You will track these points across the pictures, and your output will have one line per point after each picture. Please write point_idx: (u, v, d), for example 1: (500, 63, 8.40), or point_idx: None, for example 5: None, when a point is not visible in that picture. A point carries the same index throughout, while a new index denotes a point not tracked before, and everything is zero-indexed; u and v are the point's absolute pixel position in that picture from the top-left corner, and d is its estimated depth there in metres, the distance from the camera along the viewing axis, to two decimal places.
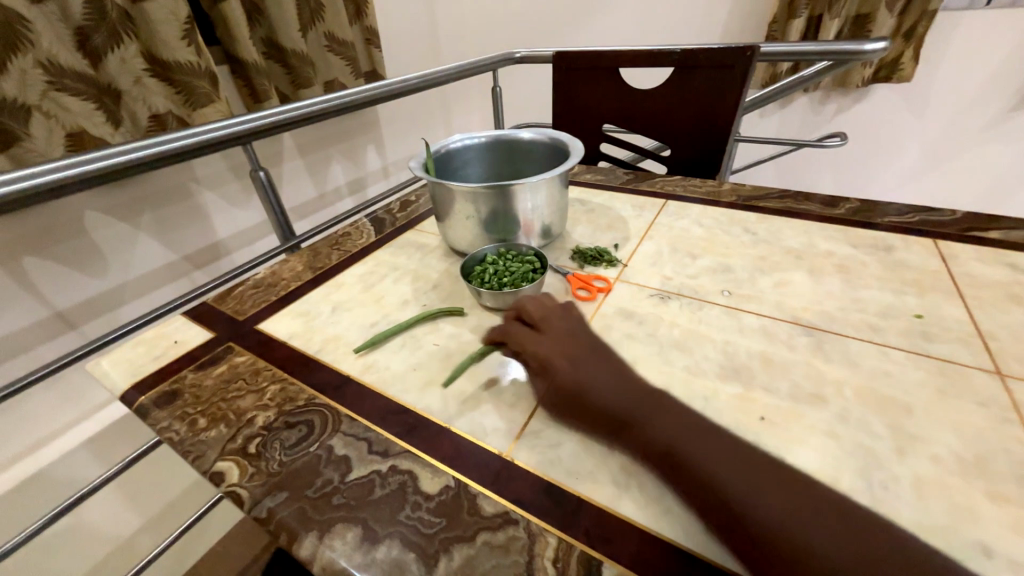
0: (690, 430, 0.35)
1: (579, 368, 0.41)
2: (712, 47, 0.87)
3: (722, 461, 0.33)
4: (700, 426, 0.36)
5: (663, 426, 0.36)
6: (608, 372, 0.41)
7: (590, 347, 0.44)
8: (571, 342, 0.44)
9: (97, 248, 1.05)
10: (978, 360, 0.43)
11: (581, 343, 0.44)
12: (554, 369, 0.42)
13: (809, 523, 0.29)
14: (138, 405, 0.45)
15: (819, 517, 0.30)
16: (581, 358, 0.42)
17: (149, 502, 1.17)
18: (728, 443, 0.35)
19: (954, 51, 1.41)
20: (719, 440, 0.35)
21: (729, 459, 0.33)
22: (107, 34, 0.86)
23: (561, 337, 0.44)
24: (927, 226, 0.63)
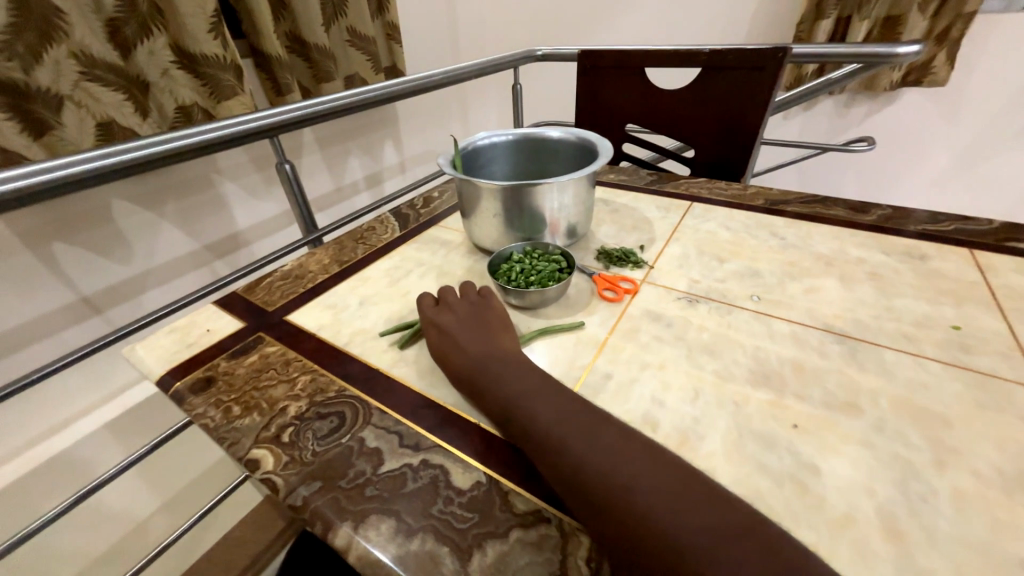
0: (557, 402, 0.36)
1: (462, 336, 0.45)
2: (742, 47, 0.85)
3: (582, 429, 0.34)
4: (572, 400, 0.37)
5: (535, 399, 0.37)
6: (492, 339, 0.44)
7: (483, 319, 0.47)
8: (464, 314, 0.47)
9: (123, 235, 1.07)
10: (1019, 374, 0.42)
11: (474, 314, 0.47)
12: (438, 338, 0.46)
13: (658, 487, 0.29)
14: (174, 390, 0.47)
15: (669, 480, 0.30)
16: (470, 328, 0.46)
17: (167, 485, 1.20)
18: (589, 414, 0.35)
19: (988, 53, 1.37)
20: (580, 411, 0.35)
21: (585, 427, 0.34)
22: (138, 27, 0.87)
23: (458, 311, 0.48)
24: (962, 235, 0.62)
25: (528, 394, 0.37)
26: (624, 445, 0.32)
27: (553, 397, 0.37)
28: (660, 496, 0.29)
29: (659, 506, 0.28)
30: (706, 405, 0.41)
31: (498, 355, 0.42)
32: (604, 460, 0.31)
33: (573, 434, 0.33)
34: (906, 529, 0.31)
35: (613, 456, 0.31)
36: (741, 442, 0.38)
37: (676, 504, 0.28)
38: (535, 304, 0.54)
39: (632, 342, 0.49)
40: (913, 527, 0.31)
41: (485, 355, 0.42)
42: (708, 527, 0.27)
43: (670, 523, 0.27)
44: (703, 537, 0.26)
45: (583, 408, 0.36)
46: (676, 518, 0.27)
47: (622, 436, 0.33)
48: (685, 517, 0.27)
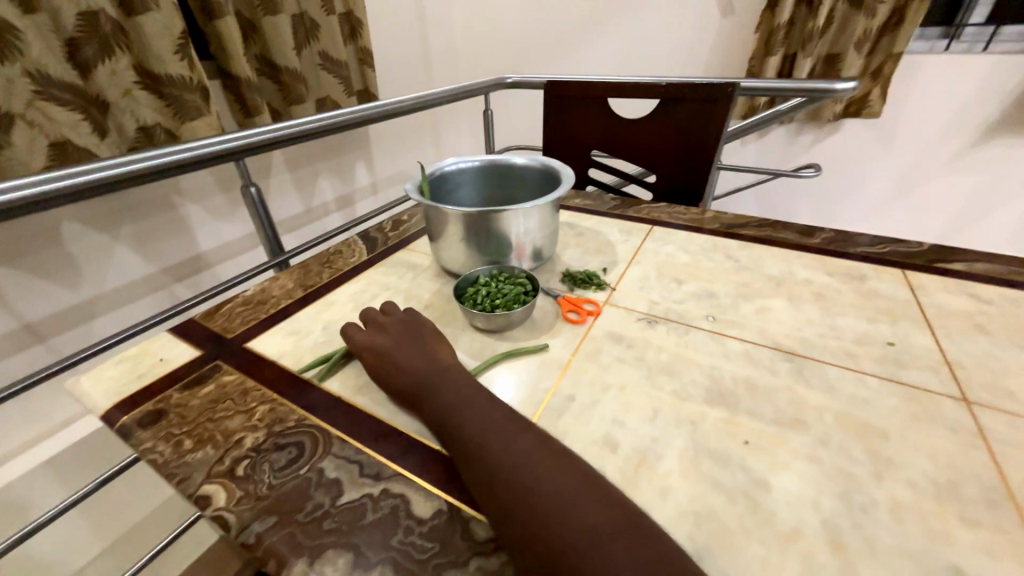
0: (482, 412, 0.38)
1: (393, 350, 0.47)
2: (697, 82, 0.92)
3: (500, 438, 0.35)
4: (498, 409, 0.39)
5: (461, 411, 0.38)
6: (423, 352, 0.46)
7: (416, 333, 0.49)
8: (397, 330, 0.49)
9: (73, 259, 1.02)
10: (946, 387, 0.46)
11: (406, 329, 0.49)
12: (370, 354, 0.47)
13: (561, 491, 0.31)
14: (121, 425, 0.44)
15: (574, 484, 0.31)
16: (403, 342, 0.48)
17: (112, 526, 1.12)
18: (513, 423, 0.37)
19: (916, 90, 1.50)
20: (503, 420, 0.37)
21: (504, 434, 0.36)
22: (99, 46, 0.85)
23: (391, 326, 0.50)
24: (895, 257, 0.67)
25: (455, 406, 0.39)
26: (536, 449, 0.34)
27: (475, 405, 0.39)
28: (561, 495, 0.30)
29: (559, 508, 0.30)
30: (665, 424, 0.43)
31: (427, 368, 0.44)
32: (515, 464, 0.33)
33: (491, 440, 0.35)
34: (849, 540, 0.33)
35: (525, 460, 0.33)
36: (698, 460, 0.39)
37: (576, 506, 0.30)
38: (500, 327, 0.55)
39: (595, 364, 0.50)
40: (854, 538, 0.33)
41: (415, 368, 0.44)
42: (601, 529, 0.28)
43: (568, 525, 0.29)
44: (594, 538, 0.28)
45: (507, 416, 0.38)
46: (573, 515, 0.29)
47: (538, 443, 0.35)
48: (582, 518, 0.29)
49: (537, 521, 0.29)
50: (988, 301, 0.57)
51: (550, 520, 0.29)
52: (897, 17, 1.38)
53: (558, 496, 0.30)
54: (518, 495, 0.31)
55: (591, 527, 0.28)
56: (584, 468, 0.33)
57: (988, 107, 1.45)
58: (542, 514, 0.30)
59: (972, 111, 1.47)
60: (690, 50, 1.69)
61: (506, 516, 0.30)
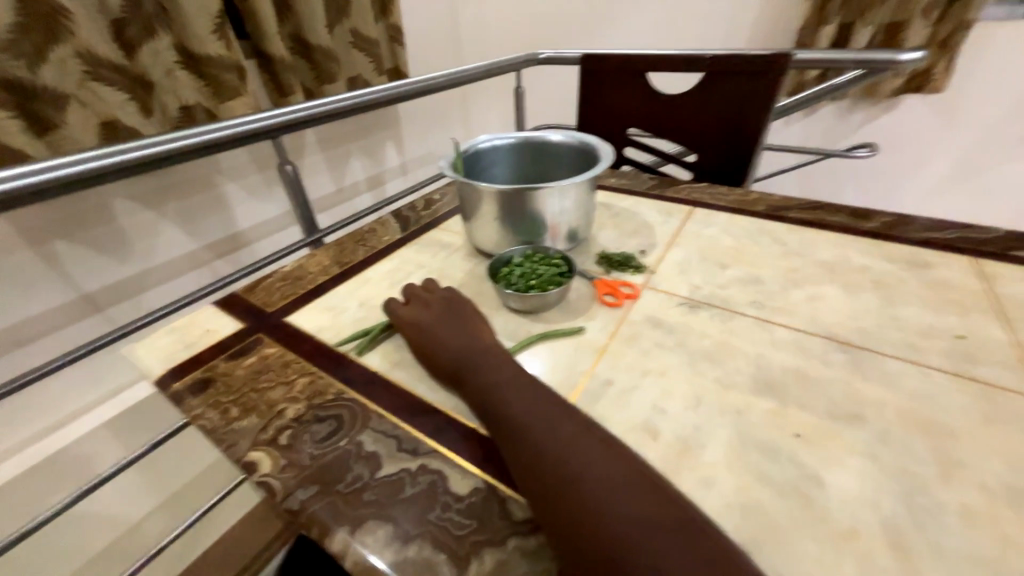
0: (524, 394, 0.38)
1: (434, 328, 0.47)
2: (746, 54, 0.86)
3: (543, 421, 0.35)
4: (541, 391, 0.38)
5: (503, 392, 0.38)
6: (464, 330, 0.46)
7: (457, 312, 0.49)
8: (439, 308, 0.50)
9: (124, 234, 1.07)
10: (1022, 385, 0.42)
11: (447, 308, 0.49)
12: (412, 331, 0.48)
13: (605, 477, 0.30)
14: (172, 392, 0.46)
15: (619, 471, 0.30)
16: (444, 321, 0.48)
17: (163, 485, 1.20)
18: (555, 406, 0.36)
19: (990, 61, 1.37)
20: (546, 403, 0.37)
21: (547, 417, 0.35)
22: (142, 27, 0.88)
23: (433, 304, 0.50)
24: (965, 243, 0.62)
25: (497, 386, 0.39)
26: (580, 434, 0.33)
27: (517, 386, 0.39)
28: (606, 483, 0.30)
29: (603, 494, 0.29)
30: (708, 413, 0.41)
31: (468, 347, 0.44)
32: (559, 447, 0.32)
33: (533, 422, 0.35)
34: (910, 542, 0.31)
35: (569, 444, 0.33)
36: (743, 451, 0.38)
37: (621, 494, 0.29)
38: (535, 308, 0.54)
39: (633, 348, 0.49)
40: (917, 540, 0.31)
41: (456, 346, 0.44)
42: (647, 519, 0.27)
43: (613, 511, 0.28)
44: (640, 528, 0.27)
45: (549, 399, 0.37)
46: (619, 503, 0.28)
47: (581, 428, 0.34)
48: (627, 507, 0.28)
49: (579, 505, 0.29)
50: None
51: (593, 505, 0.28)
52: None
53: (604, 483, 0.30)
54: (561, 479, 0.30)
55: (636, 516, 0.28)
56: (628, 456, 0.32)
57: None
58: (585, 499, 0.29)
59: None
60: None
61: (548, 498, 0.30)
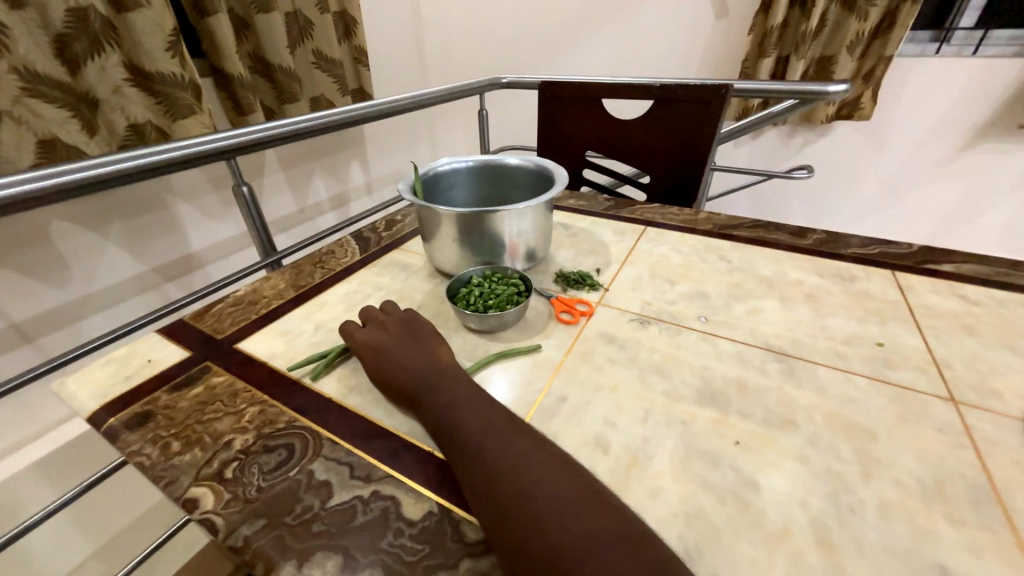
0: (481, 414, 0.38)
1: (392, 349, 0.47)
2: (690, 83, 0.92)
3: (499, 440, 0.35)
4: (498, 410, 0.39)
5: (459, 413, 0.38)
6: (422, 351, 0.46)
7: (416, 333, 0.48)
8: (396, 329, 0.49)
9: (62, 258, 1.01)
10: (934, 388, 0.46)
11: (405, 328, 0.49)
12: (369, 353, 0.47)
13: (557, 494, 0.31)
14: (108, 427, 0.44)
15: (571, 488, 0.31)
16: (402, 342, 0.47)
17: (100, 528, 1.10)
18: (511, 425, 0.37)
19: (907, 93, 1.52)
20: (502, 423, 0.37)
21: (503, 436, 0.36)
22: (89, 43, 0.84)
23: (390, 325, 0.50)
24: (885, 258, 0.68)
25: (455, 407, 0.39)
26: (534, 450, 0.34)
27: (473, 405, 0.39)
28: (558, 500, 0.30)
29: (554, 511, 0.30)
30: (656, 425, 0.43)
31: (425, 367, 0.44)
32: (514, 465, 0.33)
33: (489, 441, 0.35)
34: (837, 539, 0.33)
35: (523, 461, 0.33)
36: (688, 461, 0.39)
37: (572, 511, 0.29)
38: (493, 327, 0.55)
39: (587, 364, 0.50)
40: (843, 538, 0.33)
41: (414, 367, 0.44)
42: (596, 534, 0.28)
43: (564, 528, 0.29)
44: (588, 543, 0.28)
45: (505, 418, 0.38)
46: (570, 517, 0.29)
47: (536, 446, 0.35)
48: (577, 523, 0.29)
49: (532, 525, 0.29)
50: (976, 302, 0.58)
51: (546, 524, 0.29)
52: (888, 20, 1.39)
53: (556, 498, 0.30)
54: (515, 499, 0.31)
55: (587, 532, 0.28)
56: (582, 473, 0.33)
57: (976, 109, 1.46)
58: (538, 518, 0.29)
59: (961, 114, 1.49)
60: (684, 51, 1.70)
61: (503, 517, 0.30)
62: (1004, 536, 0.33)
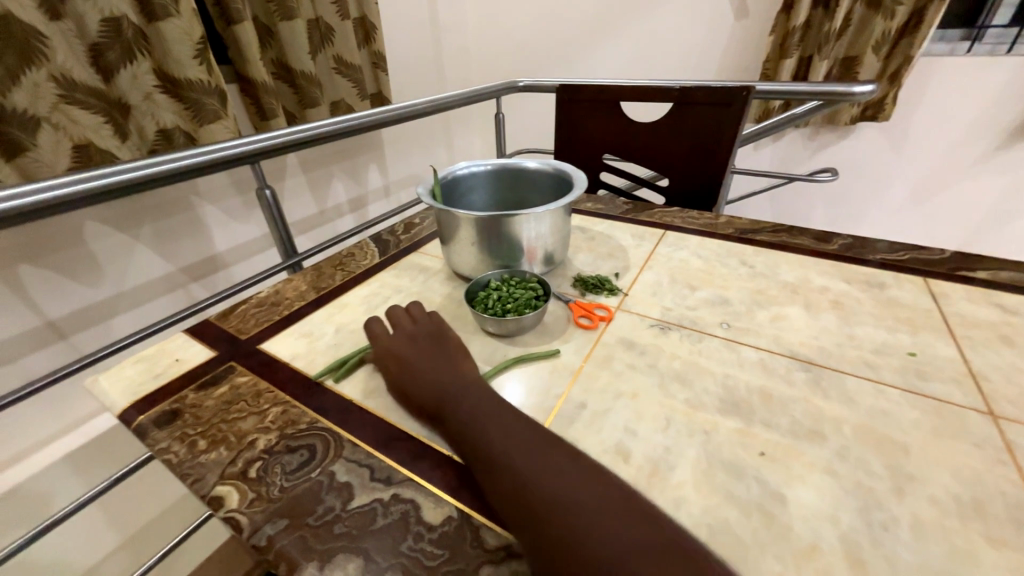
0: (511, 429, 0.37)
1: (416, 360, 0.46)
2: (711, 86, 0.91)
3: (532, 455, 0.35)
4: (527, 424, 0.38)
5: (490, 426, 0.38)
6: (445, 362, 0.46)
7: (440, 343, 0.48)
8: (420, 336, 0.49)
9: (95, 258, 1.05)
10: (970, 400, 0.44)
11: (426, 337, 0.49)
12: (393, 363, 0.47)
13: (596, 509, 0.30)
14: (137, 424, 0.45)
15: (609, 501, 0.31)
16: (427, 353, 0.47)
17: (129, 521, 1.14)
18: (543, 439, 0.36)
19: (935, 93, 1.47)
20: (533, 437, 0.36)
21: (536, 451, 0.35)
22: (121, 52, 0.88)
23: (411, 332, 0.50)
24: (916, 264, 0.65)
25: (484, 420, 0.38)
26: (563, 465, 0.34)
27: (499, 419, 0.38)
28: (598, 514, 0.30)
29: (596, 525, 0.29)
30: (677, 433, 0.42)
31: (447, 379, 0.43)
32: (539, 480, 0.33)
33: (516, 456, 0.35)
34: (869, 557, 0.32)
35: (548, 477, 0.33)
36: (711, 471, 0.39)
37: (612, 524, 0.29)
38: (511, 332, 0.55)
39: (606, 370, 0.50)
40: (875, 556, 0.32)
41: (438, 379, 0.44)
42: (638, 549, 0.28)
43: (608, 542, 0.28)
44: (635, 559, 0.27)
45: (536, 432, 0.37)
46: (595, 534, 0.29)
47: (569, 459, 0.34)
48: (618, 537, 0.28)
49: (574, 540, 0.29)
50: (1015, 311, 0.56)
51: (588, 539, 0.28)
52: (914, 20, 1.34)
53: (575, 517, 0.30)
54: (554, 514, 0.30)
55: (628, 546, 0.28)
56: (617, 485, 0.32)
57: (1011, 110, 1.41)
58: (576, 533, 0.29)
59: (994, 114, 1.43)
60: (704, 53, 1.68)
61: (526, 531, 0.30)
62: None
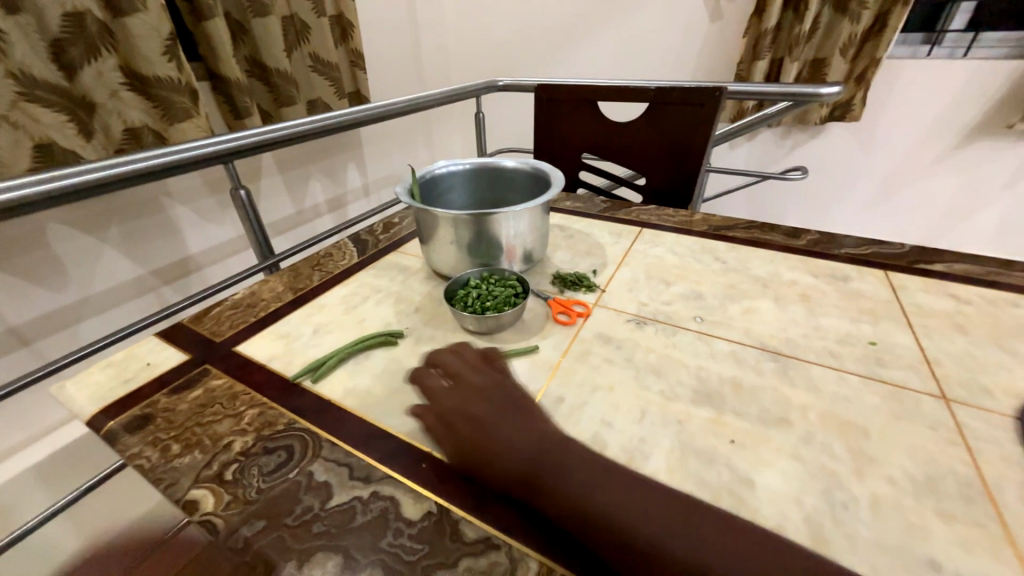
0: (619, 491, 0.34)
1: (479, 409, 0.41)
2: (685, 86, 0.93)
3: (655, 519, 0.32)
4: (628, 482, 0.35)
5: (598, 490, 0.34)
6: (516, 413, 0.41)
7: (504, 390, 0.43)
8: (474, 378, 0.44)
9: (60, 262, 1.01)
10: (926, 386, 0.47)
11: (482, 380, 0.44)
12: (455, 416, 0.41)
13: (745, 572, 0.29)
14: (107, 430, 0.44)
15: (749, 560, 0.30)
16: (496, 405, 0.41)
17: (100, 531, 1.11)
18: (653, 497, 0.34)
19: (897, 94, 1.53)
20: (644, 498, 0.34)
21: (657, 513, 0.33)
22: (85, 48, 0.85)
23: (464, 375, 0.45)
24: (878, 258, 0.68)
25: (587, 481, 0.35)
26: (689, 525, 0.32)
27: (593, 472, 0.35)
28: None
29: None
30: (651, 425, 0.43)
31: (528, 424, 0.39)
32: (674, 547, 0.30)
33: (637, 521, 0.32)
34: (831, 536, 0.34)
35: (678, 539, 0.31)
36: (684, 460, 0.40)
37: None
38: (490, 329, 0.55)
39: (584, 365, 0.51)
40: (837, 535, 0.34)
41: (519, 435, 0.38)
42: None
43: None
44: None
45: (642, 489, 0.35)
46: None
47: (688, 515, 0.33)
48: None
49: None
50: (968, 301, 0.59)
51: None
52: (879, 24, 1.40)
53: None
54: None
55: None
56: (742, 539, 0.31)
57: (967, 111, 1.48)
58: None
59: (952, 115, 1.50)
60: (680, 53, 1.71)
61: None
62: (995, 531, 0.34)
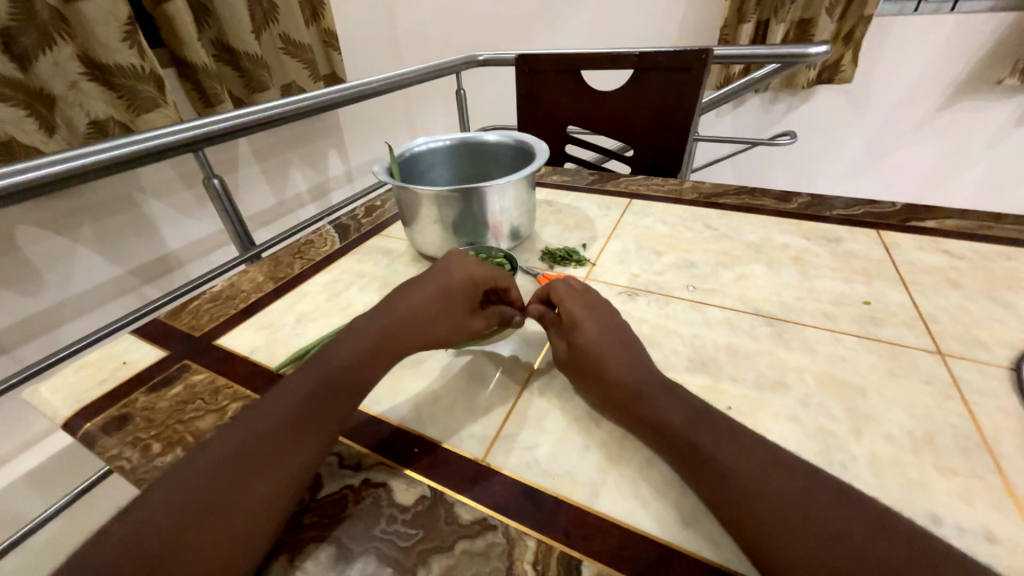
0: (693, 414, 0.35)
1: (609, 349, 0.41)
2: (670, 51, 0.89)
3: (718, 440, 0.33)
4: (707, 413, 0.36)
5: (672, 410, 0.36)
6: (627, 350, 0.42)
7: (619, 330, 0.44)
8: (592, 316, 0.44)
9: (33, 266, 0.97)
10: (921, 342, 0.46)
11: (602, 320, 0.44)
12: (586, 358, 0.41)
13: (795, 494, 0.29)
14: (84, 432, 0.42)
15: (805, 487, 0.29)
16: (610, 341, 0.42)
17: None
18: (725, 423, 0.35)
19: (885, 54, 1.51)
20: (718, 422, 0.35)
21: (723, 438, 0.33)
22: (38, 36, 0.79)
23: (580, 311, 0.44)
24: (870, 218, 0.67)
25: (674, 405, 0.36)
26: (749, 449, 0.32)
27: (679, 397, 0.37)
28: (803, 500, 0.28)
29: (798, 512, 0.28)
30: None
31: (635, 360, 0.41)
32: (725, 460, 0.31)
33: (692, 433, 0.34)
34: None
35: (731, 457, 0.32)
36: None
37: (817, 507, 0.28)
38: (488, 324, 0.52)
39: None
40: None
41: (629, 365, 0.40)
42: (850, 533, 0.26)
43: (819, 528, 0.27)
44: (851, 540, 0.26)
45: (721, 420, 0.35)
46: (801, 524, 0.27)
47: (757, 444, 0.33)
48: (826, 517, 0.27)
49: (781, 527, 0.27)
50: (961, 256, 0.58)
51: (797, 525, 0.27)
52: None
53: (848, 548, 0.26)
54: (752, 497, 0.29)
55: (843, 532, 0.27)
56: (806, 469, 0.30)
57: (954, 68, 1.46)
58: (780, 518, 0.28)
59: (941, 72, 1.48)
60: (664, 20, 1.66)
61: (789, 545, 0.27)
62: (992, 482, 0.34)
